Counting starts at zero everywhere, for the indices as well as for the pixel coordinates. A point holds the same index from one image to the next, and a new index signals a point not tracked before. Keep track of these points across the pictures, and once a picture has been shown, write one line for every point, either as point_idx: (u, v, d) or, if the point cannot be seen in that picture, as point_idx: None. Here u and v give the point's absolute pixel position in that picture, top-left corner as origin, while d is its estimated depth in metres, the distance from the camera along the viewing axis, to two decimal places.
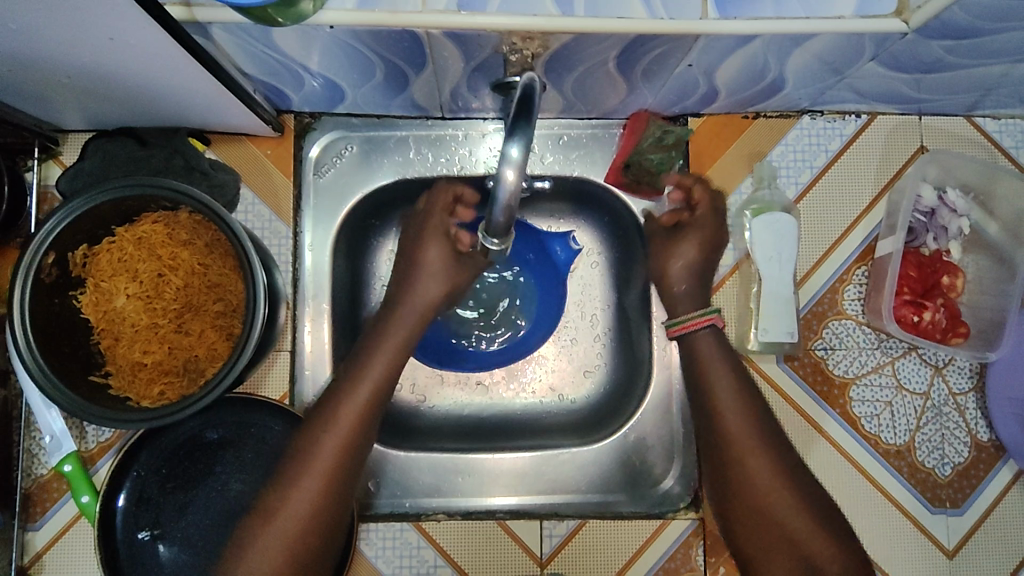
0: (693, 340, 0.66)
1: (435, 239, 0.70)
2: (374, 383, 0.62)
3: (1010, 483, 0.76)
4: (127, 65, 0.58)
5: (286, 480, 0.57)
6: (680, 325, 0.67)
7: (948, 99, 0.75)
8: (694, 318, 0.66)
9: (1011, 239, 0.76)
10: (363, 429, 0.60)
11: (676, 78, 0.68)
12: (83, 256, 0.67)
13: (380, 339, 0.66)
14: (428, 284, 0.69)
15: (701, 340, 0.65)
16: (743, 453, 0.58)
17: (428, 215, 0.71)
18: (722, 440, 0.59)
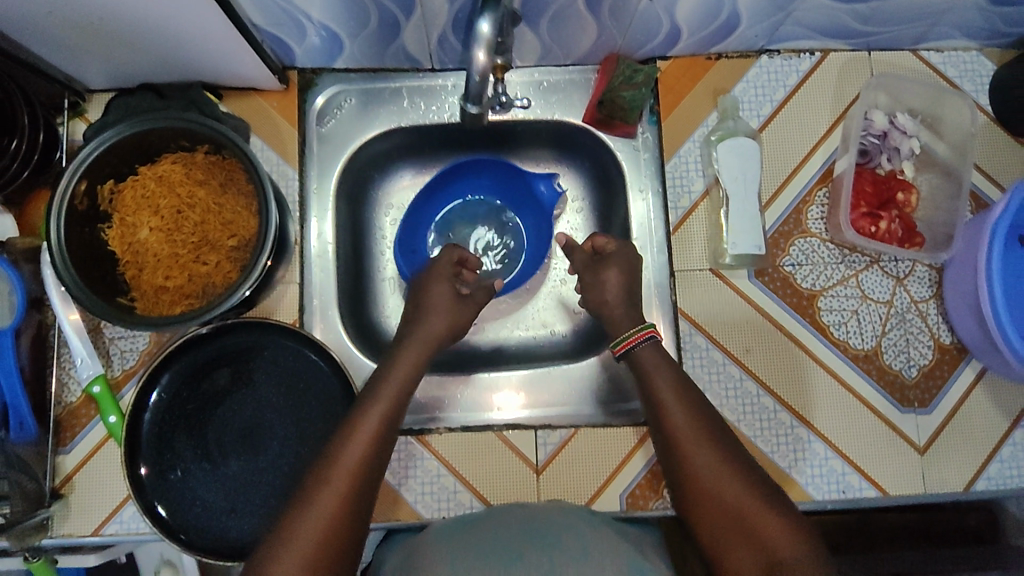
0: (639, 352, 0.73)
1: (440, 289, 0.82)
2: (393, 394, 0.70)
3: (974, 382, 0.81)
4: (148, 10, 0.66)
5: (321, 475, 0.63)
6: (623, 342, 0.74)
7: (892, 32, 0.82)
8: (635, 333, 0.74)
9: (957, 156, 0.82)
10: (381, 445, 0.66)
11: (640, 15, 0.76)
12: (111, 192, 0.75)
13: (392, 373, 0.72)
14: (436, 321, 0.79)
15: (648, 350, 0.73)
16: (689, 451, 0.65)
17: (434, 271, 0.84)
18: (679, 449, 0.66)
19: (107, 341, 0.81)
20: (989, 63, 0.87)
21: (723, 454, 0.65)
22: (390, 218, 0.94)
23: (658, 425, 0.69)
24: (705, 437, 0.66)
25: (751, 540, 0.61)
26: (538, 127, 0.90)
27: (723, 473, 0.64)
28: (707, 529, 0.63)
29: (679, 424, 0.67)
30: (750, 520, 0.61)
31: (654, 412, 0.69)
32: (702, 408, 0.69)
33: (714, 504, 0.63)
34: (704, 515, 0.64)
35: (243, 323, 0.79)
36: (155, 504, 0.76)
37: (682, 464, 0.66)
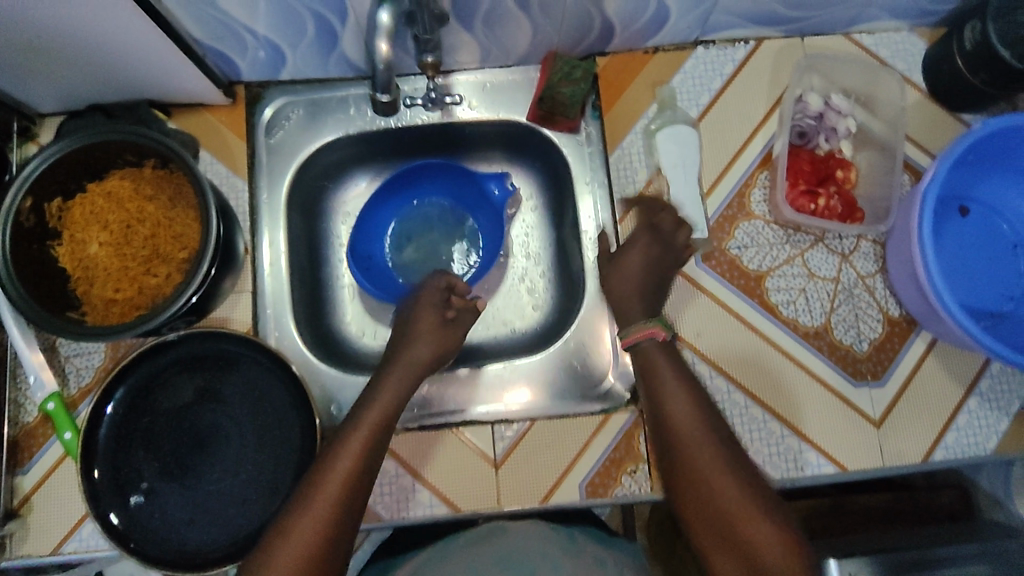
0: (642, 348, 0.73)
1: (426, 316, 0.81)
2: (385, 404, 0.72)
3: (925, 352, 0.82)
4: (85, 28, 0.67)
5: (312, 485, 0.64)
6: (629, 336, 0.74)
7: (820, 16, 0.85)
8: (640, 330, 0.73)
9: (891, 131, 0.85)
10: (374, 449, 0.68)
11: (570, 11, 0.78)
12: (59, 209, 0.76)
13: (373, 406, 0.71)
14: (421, 347, 0.78)
15: (653, 346, 0.73)
16: (684, 438, 0.65)
17: (421, 298, 0.83)
18: (674, 435, 0.66)
19: (62, 359, 0.81)
20: (920, 42, 0.89)
21: (718, 460, 0.63)
22: (347, 226, 0.96)
23: (661, 422, 0.68)
24: (707, 438, 0.65)
25: (739, 550, 0.60)
26: (486, 130, 0.92)
27: (724, 478, 0.62)
28: (699, 532, 0.63)
29: (678, 427, 0.66)
30: (741, 529, 0.60)
31: (657, 409, 0.69)
32: (705, 407, 0.67)
33: (708, 508, 0.62)
34: (697, 517, 0.63)
35: (194, 333, 0.78)
36: (108, 512, 0.74)
37: (677, 450, 0.65)
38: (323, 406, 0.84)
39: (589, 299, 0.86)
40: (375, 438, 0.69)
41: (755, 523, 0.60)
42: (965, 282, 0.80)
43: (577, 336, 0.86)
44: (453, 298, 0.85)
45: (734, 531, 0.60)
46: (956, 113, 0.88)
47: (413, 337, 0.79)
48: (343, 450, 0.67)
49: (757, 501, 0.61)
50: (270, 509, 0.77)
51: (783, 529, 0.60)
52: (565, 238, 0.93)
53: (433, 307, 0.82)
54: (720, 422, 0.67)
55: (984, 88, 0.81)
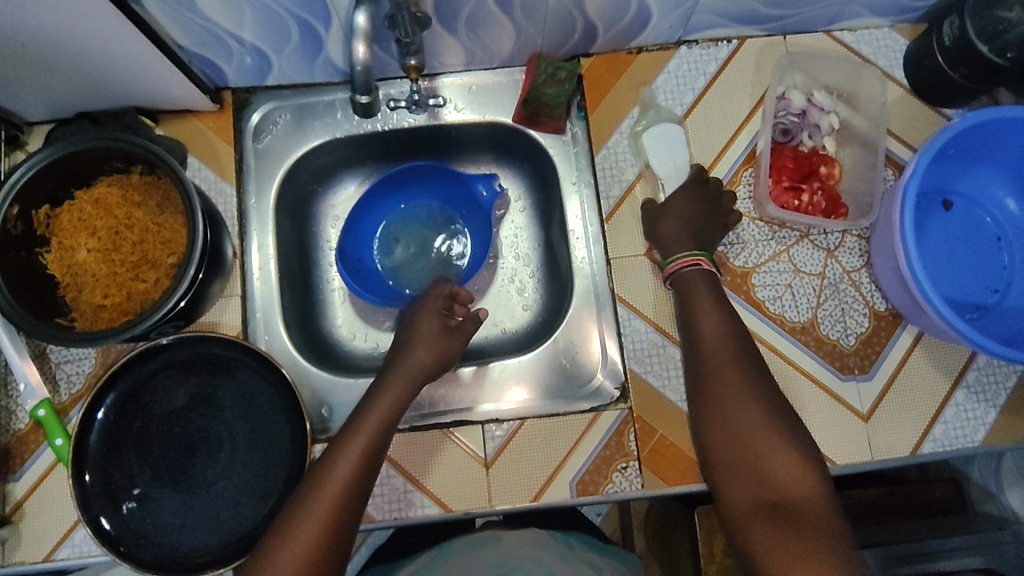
0: (684, 278, 0.76)
1: (428, 322, 0.81)
2: (384, 409, 0.72)
3: (912, 346, 0.82)
4: (69, 37, 0.68)
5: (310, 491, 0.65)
6: (673, 263, 0.77)
7: (801, 14, 0.85)
8: (683, 258, 0.76)
9: (873, 127, 0.85)
10: (375, 451, 0.69)
11: (552, 12, 0.79)
12: (47, 216, 0.77)
13: (369, 411, 0.72)
14: (420, 353, 0.78)
15: (694, 279, 0.76)
16: (715, 378, 0.69)
17: (423, 306, 0.83)
18: (705, 377, 0.70)
19: (53, 366, 0.82)
20: (901, 38, 0.90)
21: (748, 393, 0.67)
22: (336, 230, 0.96)
23: (697, 360, 0.72)
24: (740, 373, 0.68)
25: (756, 473, 0.62)
26: (473, 132, 0.93)
27: (750, 410, 0.65)
28: (718, 459, 0.65)
29: (714, 363, 0.70)
30: (761, 454, 0.63)
31: (696, 350, 0.73)
32: (742, 357, 0.70)
33: (731, 435, 0.65)
34: (719, 443, 0.66)
35: (183, 339, 0.78)
36: (99, 518, 0.74)
37: (707, 390, 0.69)
38: (313, 409, 0.84)
39: (577, 299, 0.86)
40: (377, 439, 0.70)
41: (774, 461, 0.62)
42: (949, 276, 0.81)
43: (566, 336, 0.86)
44: (455, 307, 0.84)
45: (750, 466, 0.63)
46: (938, 108, 0.89)
47: (409, 342, 0.79)
48: (341, 456, 0.67)
49: (781, 432, 0.64)
50: (261, 512, 0.77)
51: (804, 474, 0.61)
52: (553, 238, 0.94)
53: (436, 315, 0.82)
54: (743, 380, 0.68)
55: (964, 83, 0.82)
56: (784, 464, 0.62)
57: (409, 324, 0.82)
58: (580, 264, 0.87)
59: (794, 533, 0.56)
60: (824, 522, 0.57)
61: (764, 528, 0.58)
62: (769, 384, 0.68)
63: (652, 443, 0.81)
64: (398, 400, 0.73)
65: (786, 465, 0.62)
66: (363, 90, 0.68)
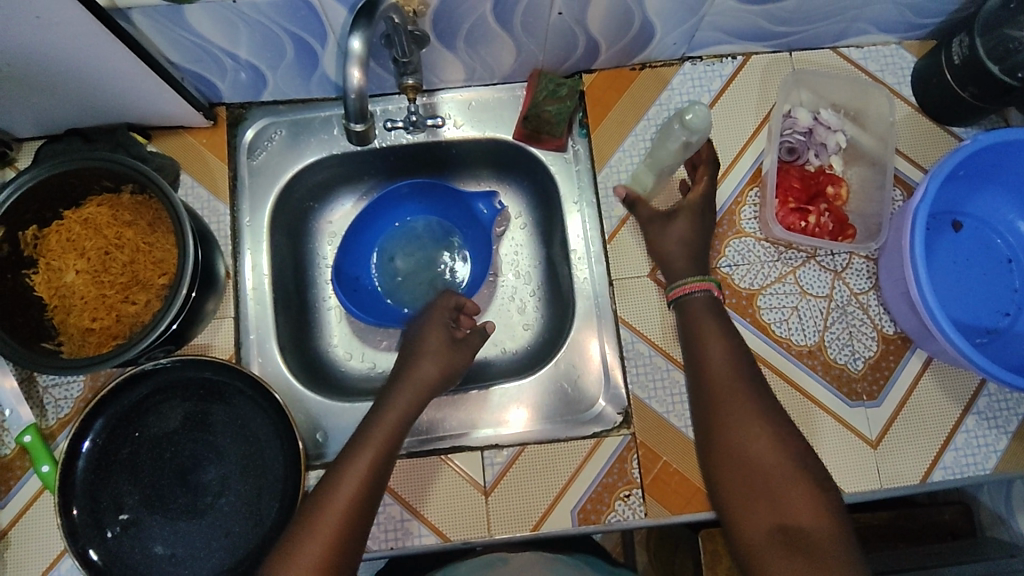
0: (687, 300, 0.75)
1: (433, 337, 0.78)
2: (382, 433, 0.69)
3: (921, 370, 0.81)
4: (61, 56, 0.66)
5: (309, 523, 0.62)
6: (678, 288, 0.76)
7: (808, 31, 0.84)
8: (690, 283, 0.75)
9: (881, 145, 0.84)
10: (376, 477, 0.66)
11: (554, 29, 0.77)
12: (34, 237, 0.75)
13: (365, 436, 0.68)
14: (421, 368, 0.76)
15: (696, 300, 0.75)
16: (727, 404, 0.67)
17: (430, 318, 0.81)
18: (718, 401, 0.68)
19: (40, 390, 0.79)
20: (908, 55, 0.89)
21: (751, 417, 0.66)
22: (333, 247, 0.94)
23: (704, 386, 0.70)
24: (748, 404, 0.67)
25: (770, 503, 0.61)
26: (473, 149, 0.91)
27: (760, 439, 0.64)
28: (732, 495, 0.64)
29: (724, 393, 0.68)
30: (773, 483, 0.62)
31: (709, 378, 0.70)
32: (745, 380, 0.69)
33: (740, 465, 0.64)
34: (736, 480, 0.63)
35: (174, 362, 0.76)
36: (88, 549, 0.72)
37: (717, 415, 0.67)
38: (307, 433, 0.81)
39: (578, 319, 0.85)
40: (377, 467, 0.66)
41: (792, 492, 0.61)
42: (961, 299, 0.79)
43: (569, 358, 0.84)
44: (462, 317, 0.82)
45: (765, 497, 0.61)
46: (946, 126, 0.87)
47: (407, 361, 0.77)
48: (337, 488, 0.64)
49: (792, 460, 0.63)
50: (253, 542, 0.74)
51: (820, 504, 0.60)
52: (554, 257, 0.92)
53: (443, 325, 0.80)
54: (740, 400, 0.67)
55: (973, 102, 0.80)
56: (799, 494, 0.61)
57: (412, 338, 0.80)
58: (582, 285, 0.86)
59: (815, 571, 0.55)
60: (838, 548, 0.57)
61: (781, 558, 0.58)
62: (773, 411, 0.67)
63: (655, 470, 0.78)
64: (391, 433, 0.69)
65: (800, 494, 0.61)
66: (357, 118, 0.65)
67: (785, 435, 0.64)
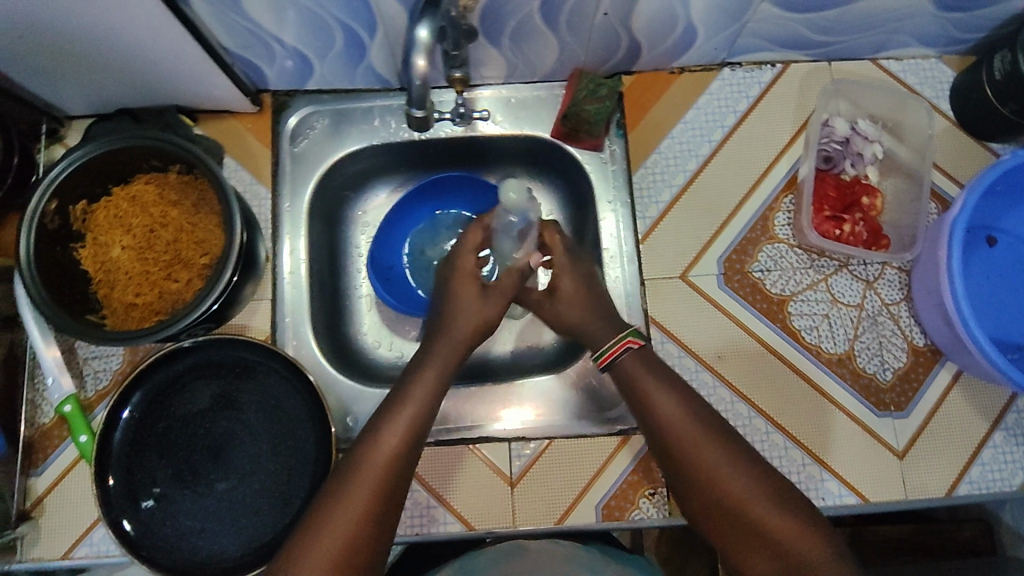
0: (621, 364, 0.69)
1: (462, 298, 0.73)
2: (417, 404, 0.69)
3: (950, 384, 0.81)
4: (122, 36, 0.68)
5: (343, 483, 0.62)
6: (605, 354, 0.70)
7: (849, 41, 0.84)
8: (614, 345, 0.69)
9: (918, 158, 0.84)
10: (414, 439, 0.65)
11: (598, 29, 0.78)
12: (83, 212, 0.77)
13: None
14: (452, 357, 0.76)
15: (631, 360, 0.69)
16: (690, 464, 0.63)
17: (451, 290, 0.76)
18: (677, 463, 0.64)
19: (81, 361, 0.81)
20: (948, 70, 0.89)
21: (722, 464, 0.62)
22: (366, 236, 0.96)
23: (665, 451, 0.64)
24: (719, 450, 0.63)
25: (767, 545, 0.60)
26: (510, 145, 0.92)
27: (737, 486, 0.61)
28: (728, 544, 0.62)
29: (683, 451, 0.63)
30: (764, 531, 0.60)
31: (661, 440, 0.65)
32: (702, 422, 0.65)
33: (723, 515, 0.62)
34: (728, 532, 0.62)
35: (211, 341, 0.77)
36: (122, 520, 0.73)
37: (682, 475, 0.63)
38: (338, 418, 0.83)
39: None
40: (416, 427, 0.65)
41: (781, 527, 0.59)
42: (992, 315, 0.79)
43: None
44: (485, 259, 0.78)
45: (762, 543, 0.60)
46: (983, 141, 0.88)
47: None
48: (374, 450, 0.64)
49: (775, 497, 0.61)
50: (282, 521, 0.75)
51: (806, 524, 0.60)
52: None
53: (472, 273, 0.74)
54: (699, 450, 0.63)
55: (1014, 118, 0.80)
56: (789, 527, 0.59)
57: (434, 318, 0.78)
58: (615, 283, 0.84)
59: None
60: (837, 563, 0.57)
61: None
62: (739, 448, 0.63)
63: None
64: (418, 412, 0.66)
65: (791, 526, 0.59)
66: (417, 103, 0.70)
67: (754, 469, 0.62)
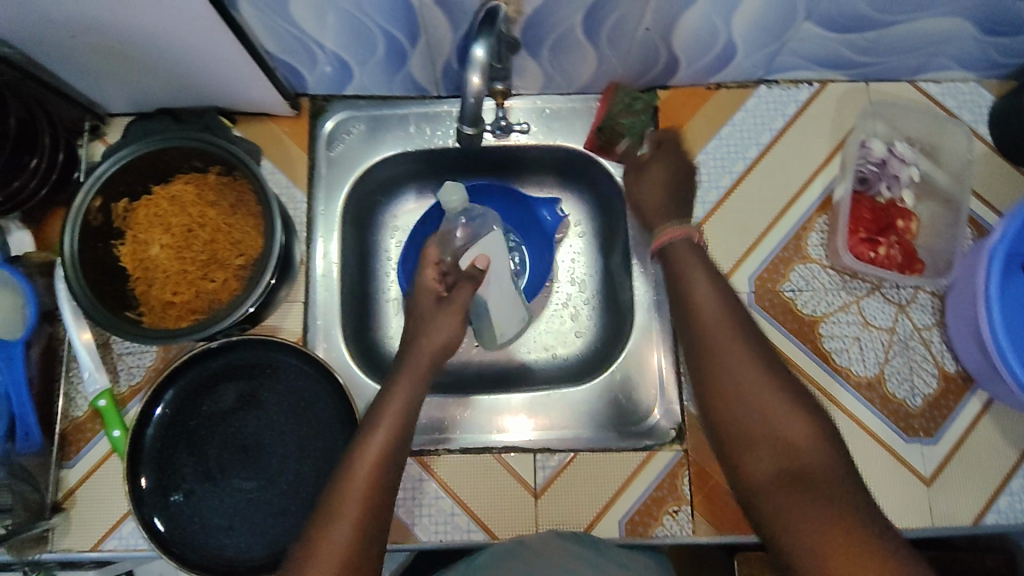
0: (668, 245, 0.69)
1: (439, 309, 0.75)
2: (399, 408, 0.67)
3: (981, 412, 0.80)
4: (171, 38, 0.69)
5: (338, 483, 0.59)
6: (658, 237, 0.70)
7: (888, 63, 0.84)
8: (671, 228, 0.69)
9: (955, 184, 0.84)
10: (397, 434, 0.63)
11: (638, 43, 0.78)
12: (124, 210, 0.78)
13: None
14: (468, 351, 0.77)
15: (678, 243, 0.68)
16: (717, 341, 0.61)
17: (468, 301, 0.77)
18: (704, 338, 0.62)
19: (115, 356, 0.82)
20: (987, 94, 0.88)
21: (749, 354, 0.59)
22: (396, 240, 0.96)
23: (691, 323, 0.63)
24: (750, 340, 0.61)
25: (773, 438, 0.55)
26: (542, 155, 0.93)
27: (760, 376, 0.58)
28: (729, 434, 0.58)
29: (711, 327, 0.62)
30: (776, 427, 0.56)
31: (687, 314, 0.64)
32: (737, 311, 0.63)
33: (737, 401, 0.58)
34: (733, 420, 0.58)
35: (245, 341, 0.79)
36: (153, 517, 0.74)
37: (706, 351, 0.61)
38: None
39: (636, 332, 0.85)
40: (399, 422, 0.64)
41: (793, 426, 0.56)
42: None
43: (625, 370, 0.84)
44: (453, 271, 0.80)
45: (770, 436, 0.56)
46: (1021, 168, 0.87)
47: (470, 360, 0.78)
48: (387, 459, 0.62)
49: (800, 402, 0.57)
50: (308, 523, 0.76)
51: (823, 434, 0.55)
52: (612, 268, 0.92)
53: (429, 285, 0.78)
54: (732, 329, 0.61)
55: None
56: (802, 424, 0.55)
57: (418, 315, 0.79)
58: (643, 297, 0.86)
59: (828, 505, 0.51)
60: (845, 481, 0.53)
61: (791, 501, 0.52)
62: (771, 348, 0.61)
63: (706, 489, 0.79)
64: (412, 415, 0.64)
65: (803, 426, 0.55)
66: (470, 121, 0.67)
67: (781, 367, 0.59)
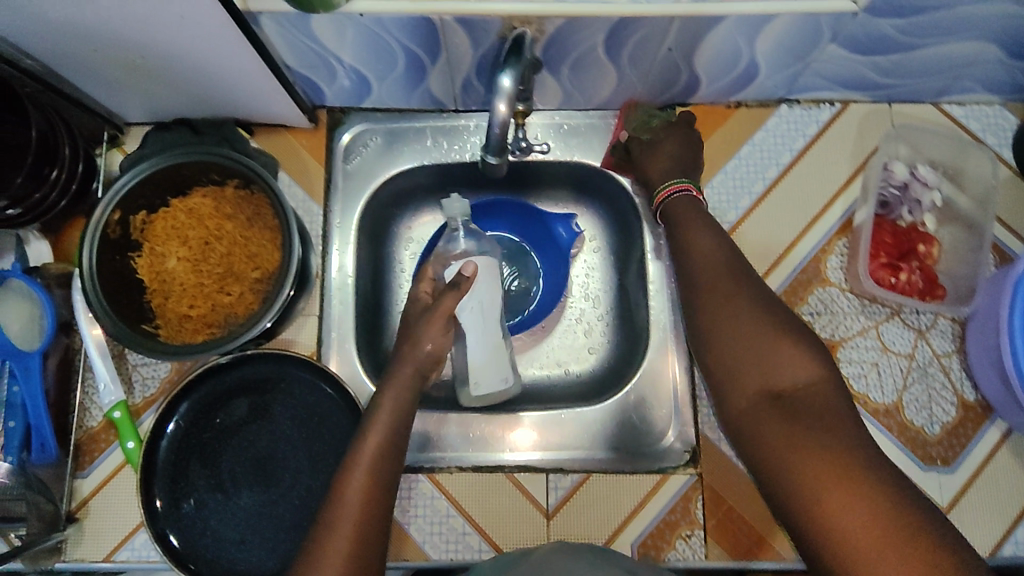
0: (670, 204, 0.76)
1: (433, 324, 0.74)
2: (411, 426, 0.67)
3: (1000, 441, 0.79)
4: (191, 53, 0.69)
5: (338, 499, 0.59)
6: (658, 195, 0.78)
7: (912, 85, 0.83)
8: (669, 186, 0.77)
9: (979, 209, 0.83)
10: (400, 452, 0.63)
11: (660, 63, 0.77)
12: (142, 222, 0.78)
13: None
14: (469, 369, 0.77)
15: (676, 203, 0.76)
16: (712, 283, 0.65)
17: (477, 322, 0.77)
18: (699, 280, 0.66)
19: (129, 367, 0.82)
20: (1012, 117, 0.87)
21: (741, 294, 0.63)
22: (410, 252, 0.95)
23: (687, 268, 0.69)
24: (744, 282, 0.64)
25: (759, 364, 0.58)
26: (559, 171, 0.92)
27: (750, 310, 0.61)
28: (717, 363, 0.61)
29: (705, 271, 0.67)
30: (762, 356, 0.59)
31: (684, 260, 0.70)
32: (733, 257, 0.68)
33: (727, 333, 0.61)
34: (721, 349, 0.61)
35: (261, 355, 0.79)
36: (166, 532, 0.75)
37: (700, 290, 0.65)
38: None
39: (651, 351, 0.85)
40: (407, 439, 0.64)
41: (780, 354, 0.58)
42: None
43: (639, 391, 0.84)
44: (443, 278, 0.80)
45: (756, 364, 0.59)
46: None
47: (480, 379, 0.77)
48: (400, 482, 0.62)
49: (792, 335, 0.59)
50: None
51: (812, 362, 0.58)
52: (628, 286, 0.92)
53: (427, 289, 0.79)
54: (728, 273, 0.66)
55: None
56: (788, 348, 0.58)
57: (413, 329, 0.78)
58: (659, 317, 0.86)
59: (803, 422, 0.55)
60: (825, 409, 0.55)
61: (770, 421, 0.56)
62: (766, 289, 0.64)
63: (720, 513, 0.79)
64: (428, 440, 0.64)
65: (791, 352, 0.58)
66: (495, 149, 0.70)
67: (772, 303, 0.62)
